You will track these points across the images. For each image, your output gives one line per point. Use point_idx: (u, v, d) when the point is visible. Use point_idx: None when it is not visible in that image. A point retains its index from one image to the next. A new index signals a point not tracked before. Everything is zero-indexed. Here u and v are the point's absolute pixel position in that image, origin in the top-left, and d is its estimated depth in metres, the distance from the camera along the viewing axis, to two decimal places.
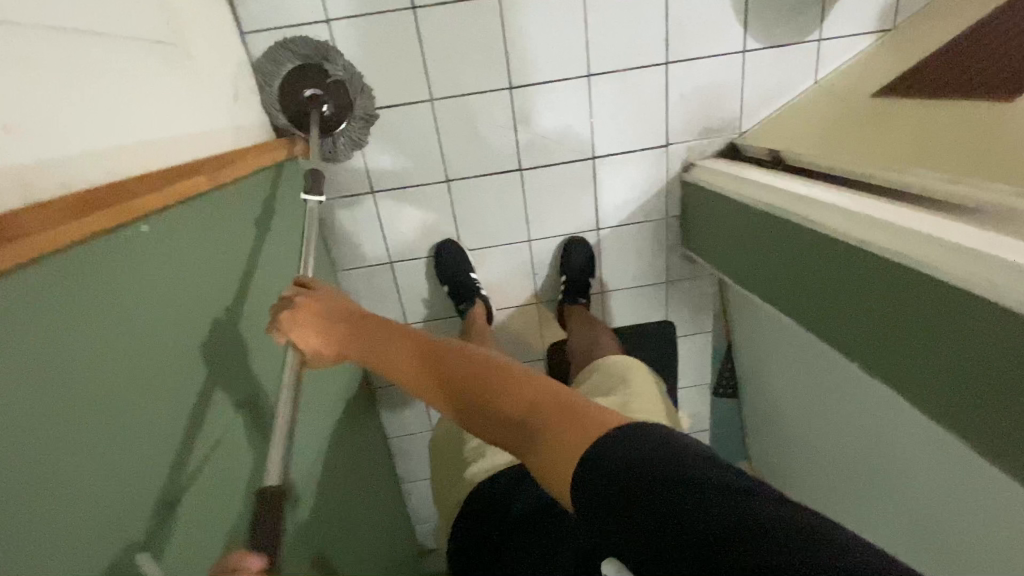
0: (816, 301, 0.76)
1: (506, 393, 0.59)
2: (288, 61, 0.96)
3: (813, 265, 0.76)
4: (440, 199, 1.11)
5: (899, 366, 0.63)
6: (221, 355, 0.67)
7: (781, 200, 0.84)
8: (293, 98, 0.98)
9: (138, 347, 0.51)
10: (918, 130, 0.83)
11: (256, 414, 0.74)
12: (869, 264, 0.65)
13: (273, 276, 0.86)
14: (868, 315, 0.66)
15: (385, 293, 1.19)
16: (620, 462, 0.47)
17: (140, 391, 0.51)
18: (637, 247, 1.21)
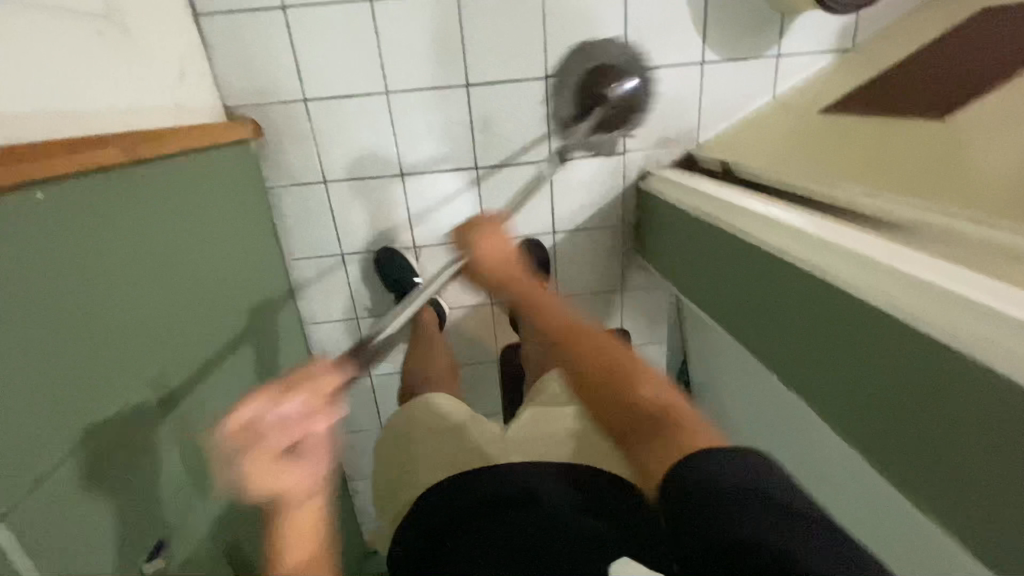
0: (748, 312, 0.76)
1: (631, 384, 0.69)
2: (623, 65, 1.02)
3: (749, 274, 0.74)
4: (393, 193, 1.10)
5: (819, 384, 0.62)
6: (139, 332, 0.65)
7: (722, 209, 0.84)
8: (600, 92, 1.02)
9: (27, 315, 0.50)
10: (859, 144, 0.83)
11: (178, 397, 0.72)
12: (799, 278, 0.64)
13: (208, 258, 0.85)
14: (795, 329, 0.65)
15: (336, 285, 1.17)
16: (712, 480, 0.49)
17: (27, 358, 0.49)
18: (593, 253, 1.20)
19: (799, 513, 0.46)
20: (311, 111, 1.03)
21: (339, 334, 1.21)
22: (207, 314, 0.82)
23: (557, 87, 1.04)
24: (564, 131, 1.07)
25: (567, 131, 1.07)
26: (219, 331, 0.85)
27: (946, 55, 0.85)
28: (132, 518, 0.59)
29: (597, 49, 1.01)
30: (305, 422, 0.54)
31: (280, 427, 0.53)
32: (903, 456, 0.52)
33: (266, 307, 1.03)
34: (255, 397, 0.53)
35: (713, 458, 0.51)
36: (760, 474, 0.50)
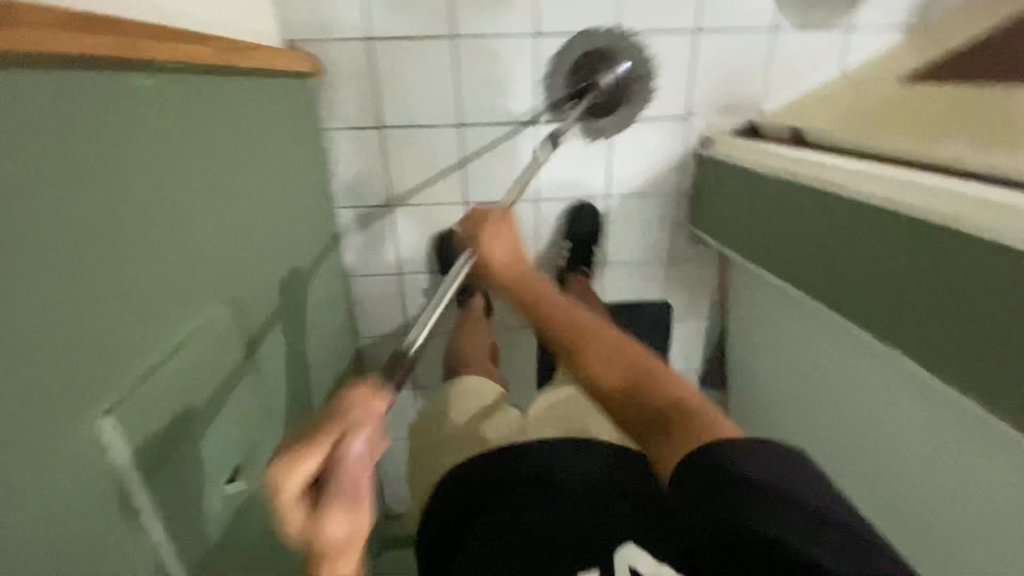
0: (840, 268, 0.75)
1: (639, 377, 0.68)
2: (607, 46, 1.02)
3: (847, 230, 0.74)
4: (450, 145, 1.08)
5: (925, 338, 0.62)
6: (217, 248, 0.62)
7: (807, 168, 0.83)
8: (576, 74, 1.03)
9: (123, 203, 0.47)
10: (946, 115, 0.87)
11: (250, 322, 0.69)
12: (916, 228, 0.63)
13: (272, 188, 0.81)
14: (899, 281, 0.65)
15: (382, 237, 1.14)
16: (727, 475, 0.51)
17: (123, 248, 0.47)
18: (644, 220, 1.18)
19: (814, 506, 0.49)
20: (373, 51, 0.99)
21: (381, 288, 1.19)
22: (269, 244, 0.79)
23: (553, 67, 1.03)
24: (557, 113, 1.06)
25: (558, 114, 1.06)
26: (279, 265, 0.82)
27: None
28: (202, 435, 0.58)
29: (605, 34, 1.01)
30: (368, 451, 0.44)
31: (362, 449, 0.43)
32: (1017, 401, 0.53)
33: (315, 252, 1.00)
34: (348, 414, 0.44)
35: (727, 451, 0.53)
36: (768, 464, 0.52)
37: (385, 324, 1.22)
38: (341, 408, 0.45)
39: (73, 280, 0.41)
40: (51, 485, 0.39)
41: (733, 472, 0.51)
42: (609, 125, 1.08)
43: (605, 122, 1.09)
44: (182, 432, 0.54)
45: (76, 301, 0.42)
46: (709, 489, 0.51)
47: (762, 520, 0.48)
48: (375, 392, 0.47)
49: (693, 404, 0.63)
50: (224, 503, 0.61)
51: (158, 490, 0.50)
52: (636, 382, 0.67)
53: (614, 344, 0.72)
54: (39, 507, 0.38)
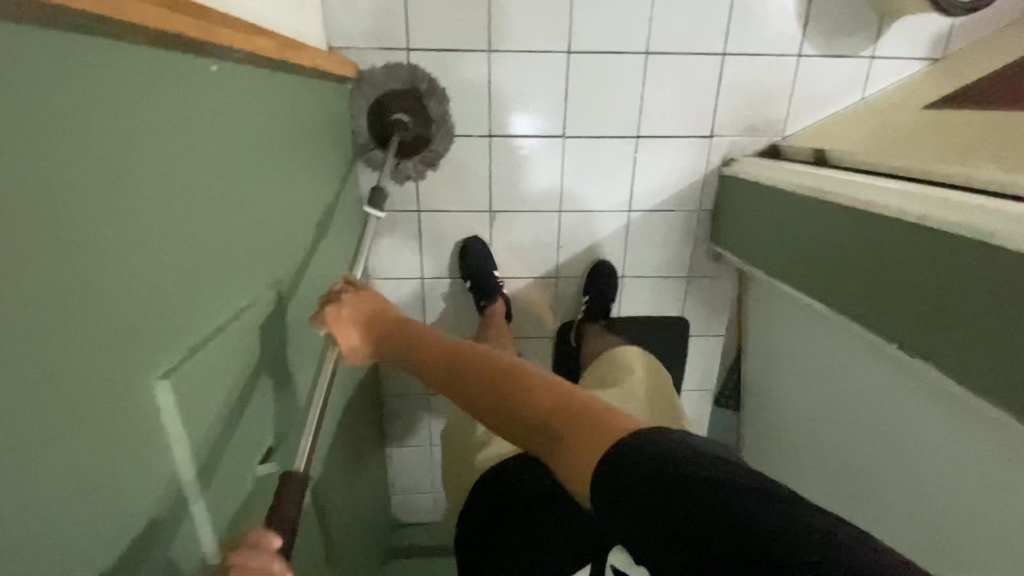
0: (870, 282, 0.76)
1: (522, 392, 0.67)
2: (395, 83, 1.03)
3: (874, 244, 0.76)
4: (479, 153, 1.10)
5: (954, 349, 0.63)
6: (254, 233, 0.65)
7: (839, 185, 0.85)
8: (382, 117, 1.05)
9: (183, 178, 0.49)
10: (969, 133, 0.88)
11: (280, 309, 0.71)
12: (945, 239, 0.65)
13: (303, 183, 0.84)
14: (927, 290, 0.67)
15: (407, 241, 1.16)
16: (640, 465, 0.50)
17: (180, 221, 0.49)
18: (664, 236, 1.20)
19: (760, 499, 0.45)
20: (410, 59, 1.03)
21: (402, 292, 1.20)
22: (298, 236, 0.81)
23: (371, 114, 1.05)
24: (368, 155, 1.09)
25: (364, 155, 1.09)
26: (309, 259, 0.84)
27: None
28: (237, 415, 0.59)
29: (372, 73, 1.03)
30: None
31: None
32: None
33: (342, 252, 1.02)
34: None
35: (633, 441, 0.53)
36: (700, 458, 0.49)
37: None
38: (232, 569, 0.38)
39: (142, 246, 0.43)
40: (114, 442, 0.39)
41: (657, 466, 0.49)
42: (412, 171, 1.10)
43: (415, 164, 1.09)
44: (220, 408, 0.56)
45: (143, 267, 0.43)
46: (632, 487, 0.49)
47: (684, 507, 0.46)
48: (267, 542, 0.40)
49: (581, 398, 0.63)
50: (250, 485, 0.62)
51: (203, 464, 0.51)
52: (523, 396, 0.66)
53: (497, 373, 0.71)
54: (104, 462, 0.38)
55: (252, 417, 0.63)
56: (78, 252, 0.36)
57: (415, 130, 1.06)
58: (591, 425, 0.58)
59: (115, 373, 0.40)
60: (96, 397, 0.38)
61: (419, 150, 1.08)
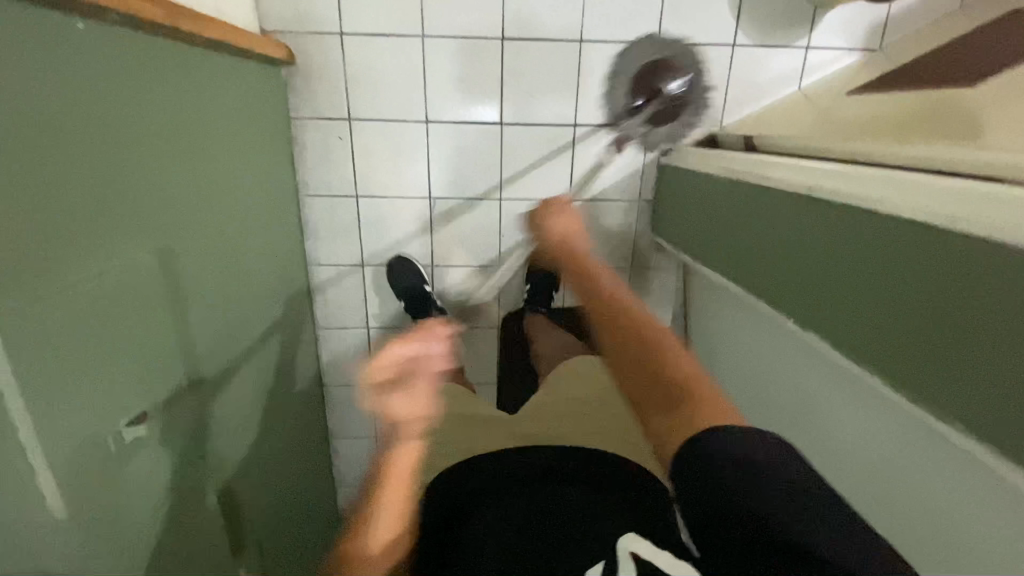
0: (781, 261, 0.75)
1: (660, 356, 0.65)
2: (681, 51, 1.06)
3: (781, 222, 0.75)
4: (418, 140, 1.11)
5: (848, 326, 0.62)
6: (150, 201, 0.64)
7: (756, 167, 0.85)
8: (641, 83, 1.08)
9: (50, 131, 0.48)
10: (891, 117, 0.89)
11: (182, 283, 0.70)
12: (839, 211, 0.64)
13: (224, 161, 0.83)
14: (826, 265, 0.66)
15: (347, 228, 1.16)
16: (723, 458, 0.49)
17: (43, 173, 0.47)
18: (607, 225, 1.19)
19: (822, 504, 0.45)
20: (345, 45, 1.04)
21: (342, 280, 1.20)
22: (215, 213, 0.80)
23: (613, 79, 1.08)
24: (614, 126, 1.12)
25: (615, 124, 1.11)
26: (226, 237, 0.83)
27: (977, 48, 0.93)
28: (120, 382, 0.57)
29: (651, 42, 1.06)
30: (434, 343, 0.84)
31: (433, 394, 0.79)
32: (925, 369, 0.52)
33: (274, 234, 1.01)
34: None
35: (736, 438, 0.50)
36: (770, 455, 0.49)
37: (347, 319, 1.23)
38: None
39: None
40: None
41: (735, 458, 0.48)
42: (658, 135, 1.13)
43: (660, 134, 1.12)
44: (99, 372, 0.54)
45: None
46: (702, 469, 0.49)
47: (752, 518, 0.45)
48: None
49: (710, 389, 0.59)
50: (143, 456, 0.61)
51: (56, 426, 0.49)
52: (661, 363, 0.64)
53: (647, 330, 0.70)
54: None
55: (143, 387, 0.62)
56: None
57: (687, 104, 1.10)
58: (708, 411, 0.55)
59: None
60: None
61: (674, 119, 1.11)
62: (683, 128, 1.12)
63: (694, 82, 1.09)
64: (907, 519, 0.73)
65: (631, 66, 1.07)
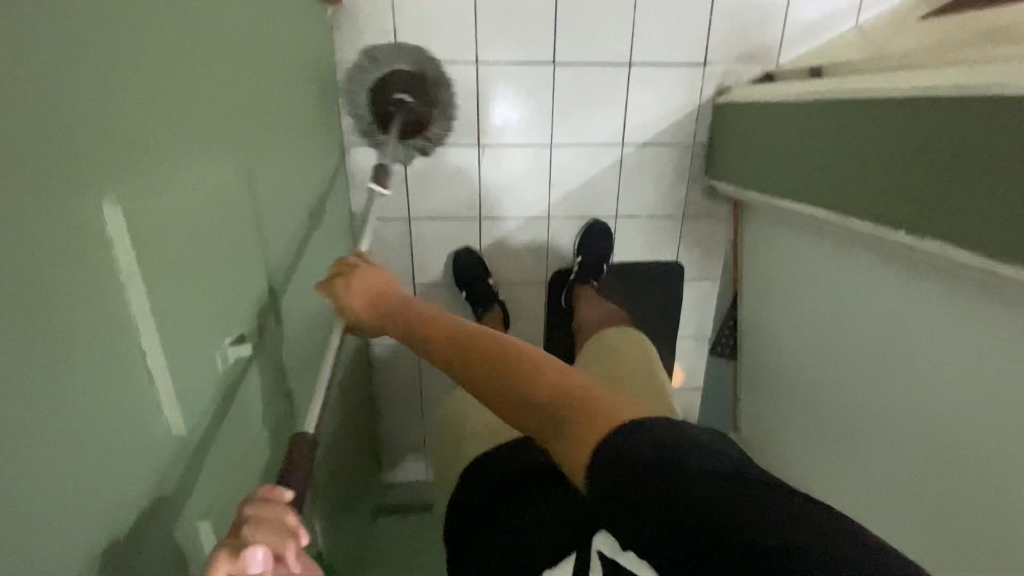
0: (881, 174, 0.73)
1: (523, 374, 0.60)
2: (383, 59, 1.03)
3: (882, 135, 0.73)
4: (467, 82, 1.06)
5: (979, 225, 0.60)
6: (232, 111, 0.60)
7: (842, 85, 0.82)
8: (378, 101, 1.05)
9: (149, 7, 0.45)
10: (973, 34, 0.86)
11: (261, 209, 0.66)
12: (961, 105, 0.61)
13: (285, 91, 0.79)
14: (948, 164, 0.63)
15: (393, 177, 1.12)
16: (688, 465, 0.45)
17: (139, 48, 0.43)
18: (659, 171, 1.17)
19: (765, 503, 0.43)
20: None
21: (388, 234, 1.16)
22: (281, 144, 0.76)
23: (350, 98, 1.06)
24: (376, 138, 1.08)
25: (369, 138, 1.08)
26: (291, 171, 0.80)
27: None
28: (219, 297, 0.54)
29: (364, 57, 1.03)
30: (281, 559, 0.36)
31: None
32: None
33: (325, 179, 0.98)
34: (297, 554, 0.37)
35: (651, 433, 0.49)
36: (714, 453, 0.47)
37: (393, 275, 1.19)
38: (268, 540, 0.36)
39: (100, 49, 0.39)
40: (59, 250, 0.34)
41: (680, 461, 0.46)
42: (438, 133, 1.09)
43: (435, 132, 1.09)
44: (200, 280, 0.51)
45: (102, 74, 0.39)
46: (619, 474, 0.47)
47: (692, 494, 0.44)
48: (280, 495, 0.40)
49: (585, 390, 0.56)
50: (235, 377, 0.57)
51: (173, 328, 0.46)
52: (527, 374, 0.60)
53: (497, 353, 0.64)
54: (48, 267, 0.33)
55: (243, 307, 0.59)
56: (23, 6, 0.31)
57: (423, 99, 1.06)
58: (596, 416, 0.53)
59: (50, 170, 0.34)
60: (19, 181, 0.31)
61: (421, 129, 1.08)
62: (449, 122, 1.09)
63: (422, 86, 1.05)
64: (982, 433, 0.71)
65: (367, 82, 1.04)
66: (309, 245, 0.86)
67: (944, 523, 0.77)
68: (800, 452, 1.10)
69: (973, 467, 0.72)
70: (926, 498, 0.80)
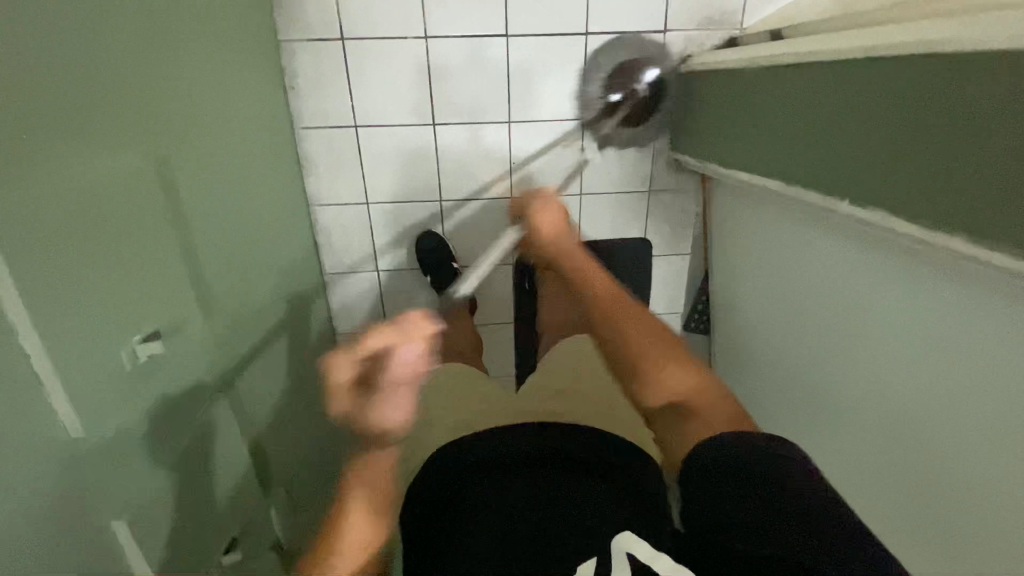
0: (832, 143, 0.71)
1: (662, 372, 0.75)
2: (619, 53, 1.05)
3: (833, 101, 0.70)
4: (418, 58, 1.03)
5: (919, 194, 0.59)
6: (145, 103, 0.58)
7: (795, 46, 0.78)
8: (614, 88, 1.07)
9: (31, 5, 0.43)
10: None
11: (184, 203, 0.64)
12: (907, 68, 0.60)
13: (219, 76, 0.76)
14: (892, 129, 0.62)
15: (347, 161, 1.09)
16: (732, 471, 0.59)
17: (18, 46, 0.42)
18: (624, 145, 1.14)
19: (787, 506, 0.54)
20: None
21: (345, 219, 1.13)
22: (215, 131, 0.73)
23: (590, 79, 1.07)
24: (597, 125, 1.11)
25: (596, 125, 1.11)
26: (228, 159, 0.77)
27: None
28: (124, 297, 0.53)
29: (624, 45, 1.05)
30: (410, 364, 0.62)
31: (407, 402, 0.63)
32: (993, 210, 0.52)
33: (276, 167, 0.95)
34: (411, 347, 0.61)
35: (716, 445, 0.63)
36: (753, 463, 0.59)
37: (355, 261, 1.17)
38: (422, 341, 0.63)
39: None
40: None
41: (726, 465, 0.60)
42: (652, 131, 1.13)
43: (648, 128, 1.12)
44: (101, 279, 0.50)
45: None
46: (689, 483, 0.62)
47: (729, 518, 0.56)
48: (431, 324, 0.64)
49: (706, 412, 0.70)
50: (152, 373, 0.57)
51: (57, 330, 0.46)
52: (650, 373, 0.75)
53: (661, 355, 0.77)
54: None
55: (161, 304, 0.59)
56: None
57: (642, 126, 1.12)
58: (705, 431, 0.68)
59: None
60: None
61: (636, 123, 1.11)
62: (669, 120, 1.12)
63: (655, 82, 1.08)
64: (946, 404, 0.70)
65: (301, 88, 1.03)
66: (253, 235, 0.84)
67: (909, 498, 0.78)
68: (772, 425, 1.10)
69: (939, 437, 0.72)
70: (894, 469, 0.80)
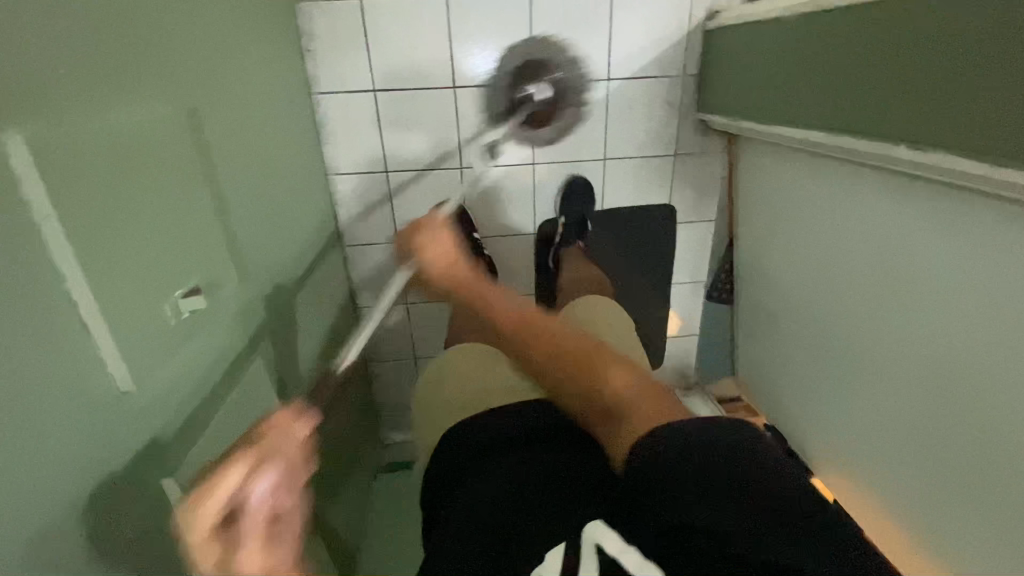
0: (879, 86, 0.68)
1: (587, 370, 0.73)
2: (516, 57, 1.03)
3: (880, 41, 0.67)
4: (437, 16, 0.99)
5: (976, 127, 0.57)
6: (170, 47, 0.55)
7: None
8: (511, 92, 1.06)
9: None
10: None
11: (211, 156, 0.61)
12: None
13: (242, 29, 0.73)
14: (941, 62, 0.59)
15: (364, 126, 1.06)
16: (709, 459, 0.51)
17: None
18: (649, 106, 1.10)
19: (776, 509, 0.48)
20: None
21: (363, 187, 1.10)
22: (239, 87, 0.71)
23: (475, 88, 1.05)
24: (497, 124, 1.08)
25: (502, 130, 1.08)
26: (251, 116, 0.74)
27: None
28: (158, 246, 0.51)
29: (519, 48, 1.03)
30: (270, 500, 0.42)
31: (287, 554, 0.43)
32: None
33: (295, 130, 0.93)
34: (276, 475, 0.43)
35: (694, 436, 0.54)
36: (730, 455, 0.52)
37: (374, 231, 1.15)
38: (281, 468, 0.43)
39: None
40: None
41: (699, 455, 0.51)
42: (570, 118, 1.10)
43: (568, 117, 1.10)
44: (135, 224, 0.48)
45: None
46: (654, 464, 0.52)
47: (698, 516, 0.48)
48: (301, 431, 0.46)
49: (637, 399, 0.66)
50: (188, 329, 0.55)
51: (97, 276, 0.43)
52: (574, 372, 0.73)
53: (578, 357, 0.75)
54: None
55: (192, 258, 0.56)
56: None
57: (557, 121, 1.10)
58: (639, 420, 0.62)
59: None
60: None
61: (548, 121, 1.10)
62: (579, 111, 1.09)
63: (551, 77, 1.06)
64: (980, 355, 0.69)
65: (318, 50, 0.99)
66: (276, 198, 0.81)
67: (936, 455, 0.77)
68: (799, 390, 1.08)
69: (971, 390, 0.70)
70: (924, 426, 0.79)
